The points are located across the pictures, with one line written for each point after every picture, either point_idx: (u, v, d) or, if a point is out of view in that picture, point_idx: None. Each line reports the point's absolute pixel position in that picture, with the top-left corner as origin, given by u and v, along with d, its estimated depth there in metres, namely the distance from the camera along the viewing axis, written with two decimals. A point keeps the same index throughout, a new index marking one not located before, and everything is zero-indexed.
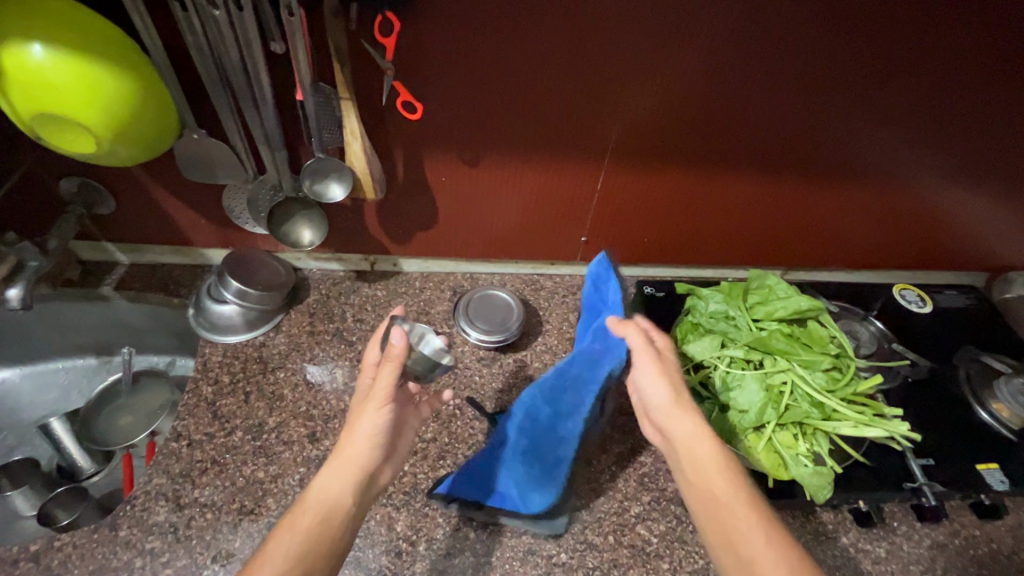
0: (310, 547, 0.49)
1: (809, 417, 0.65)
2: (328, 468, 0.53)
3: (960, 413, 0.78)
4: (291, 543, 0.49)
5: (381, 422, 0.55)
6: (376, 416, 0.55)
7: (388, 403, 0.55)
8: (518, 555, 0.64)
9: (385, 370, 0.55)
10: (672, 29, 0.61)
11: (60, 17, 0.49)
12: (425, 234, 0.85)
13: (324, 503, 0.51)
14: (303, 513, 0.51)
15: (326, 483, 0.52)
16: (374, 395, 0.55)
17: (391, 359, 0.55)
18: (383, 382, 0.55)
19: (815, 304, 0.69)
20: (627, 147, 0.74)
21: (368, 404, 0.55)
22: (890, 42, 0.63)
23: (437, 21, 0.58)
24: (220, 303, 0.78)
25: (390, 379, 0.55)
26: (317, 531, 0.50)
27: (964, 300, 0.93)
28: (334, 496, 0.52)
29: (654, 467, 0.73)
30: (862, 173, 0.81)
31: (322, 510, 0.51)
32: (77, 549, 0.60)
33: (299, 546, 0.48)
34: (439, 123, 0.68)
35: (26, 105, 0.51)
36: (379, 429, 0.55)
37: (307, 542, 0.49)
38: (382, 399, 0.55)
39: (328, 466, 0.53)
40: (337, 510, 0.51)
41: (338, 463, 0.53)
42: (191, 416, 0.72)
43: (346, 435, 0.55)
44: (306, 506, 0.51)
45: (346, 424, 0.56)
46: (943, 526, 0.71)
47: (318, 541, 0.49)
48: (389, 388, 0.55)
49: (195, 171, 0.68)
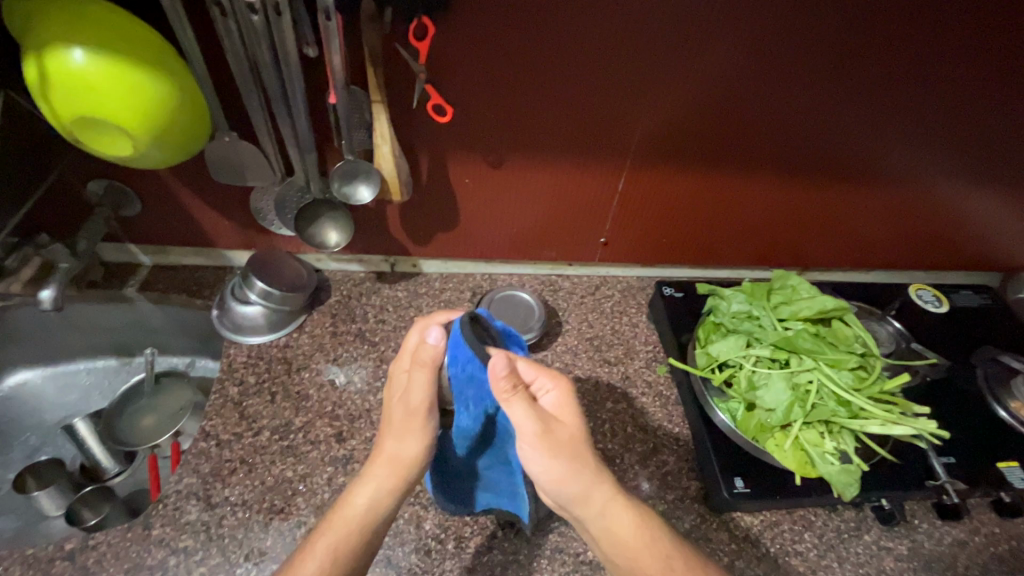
0: (353, 562, 0.50)
1: (836, 416, 0.66)
2: (375, 480, 0.54)
3: (980, 411, 0.78)
4: (331, 550, 0.50)
5: (429, 432, 0.55)
6: (419, 429, 0.54)
7: (433, 413, 0.55)
8: (546, 553, 0.65)
9: (419, 373, 0.54)
10: (698, 33, 0.62)
11: (103, 22, 0.50)
12: (446, 236, 0.85)
13: (373, 517, 0.52)
14: (346, 524, 0.52)
15: (376, 499, 0.53)
16: (415, 405, 0.54)
17: (428, 360, 0.54)
18: (417, 392, 0.54)
19: (840, 304, 0.70)
20: (649, 150, 0.75)
21: (412, 422, 0.54)
22: (915, 43, 0.64)
23: (470, 24, 0.58)
24: (246, 304, 0.79)
25: (427, 384, 0.54)
26: (361, 542, 0.51)
27: (979, 299, 0.94)
28: (379, 510, 0.53)
29: (677, 467, 0.72)
30: (882, 174, 0.82)
31: (367, 525, 0.52)
32: (112, 548, 0.61)
33: (350, 553, 0.50)
34: (466, 125, 0.69)
35: (67, 109, 0.52)
36: (424, 442, 0.55)
37: (352, 554, 0.50)
38: (425, 413, 0.54)
39: (374, 478, 0.54)
40: (382, 524, 0.53)
41: (387, 470, 0.54)
42: (218, 416, 0.72)
43: (392, 443, 0.55)
44: (347, 520, 0.52)
45: (387, 431, 0.56)
46: (964, 524, 0.72)
47: (358, 551, 0.51)
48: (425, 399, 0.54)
49: (224, 173, 0.69)
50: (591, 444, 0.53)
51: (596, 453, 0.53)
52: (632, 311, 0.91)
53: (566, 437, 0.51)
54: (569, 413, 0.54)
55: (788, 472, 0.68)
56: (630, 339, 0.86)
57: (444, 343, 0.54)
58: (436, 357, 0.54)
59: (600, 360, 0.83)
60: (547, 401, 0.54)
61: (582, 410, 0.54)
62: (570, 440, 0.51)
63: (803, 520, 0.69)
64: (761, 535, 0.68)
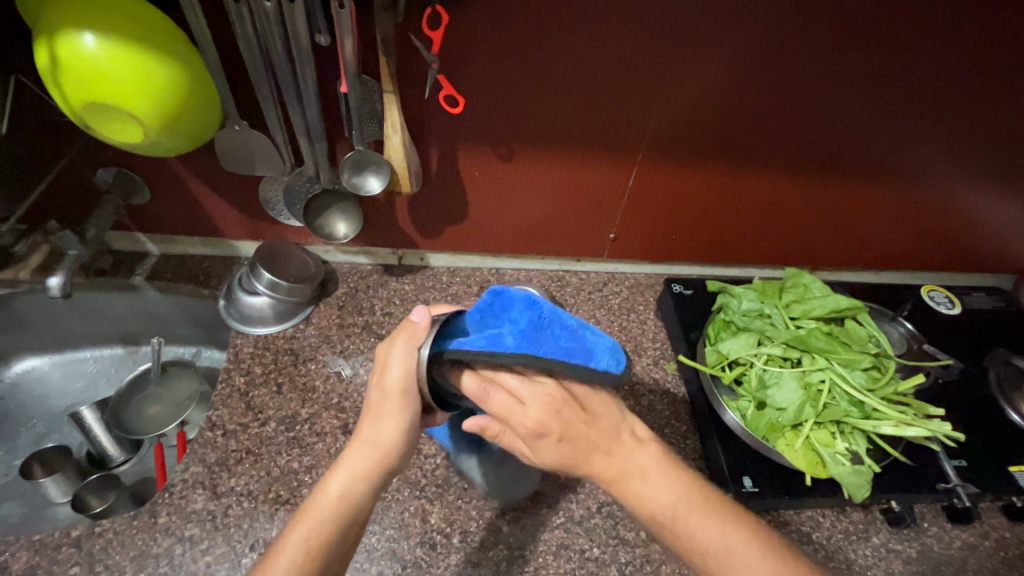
0: (324, 551, 0.48)
1: (848, 416, 0.65)
2: (350, 465, 0.51)
3: (991, 414, 0.78)
4: (304, 542, 0.48)
5: (409, 415, 0.52)
6: (397, 412, 0.51)
7: (413, 394, 0.51)
8: (551, 549, 0.65)
9: (397, 351, 0.52)
10: (714, 25, 0.61)
11: (115, 8, 0.49)
12: (454, 229, 0.85)
13: (346, 505, 0.50)
14: (318, 513, 0.49)
15: (348, 488, 0.50)
16: (391, 386, 0.51)
17: (405, 337, 0.52)
18: (395, 370, 0.51)
19: (855, 303, 0.70)
20: (661, 144, 0.74)
21: (389, 403, 0.51)
22: (935, 39, 0.63)
23: (483, 13, 0.58)
24: (252, 295, 0.78)
25: (405, 362, 0.51)
26: (335, 531, 0.49)
27: (992, 302, 0.93)
28: (356, 500, 0.50)
29: (684, 464, 0.72)
30: (896, 172, 0.81)
31: (341, 514, 0.50)
32: (118, 535, 0.61)
33: (322, 544, 0.48)
34: (477, 117, 0.68)
35: (77, 96, 0.52)
36: (402, 426, 0.51)
37: (323, 543, 0.48)
38: (401, 393, 0.51)
39: (349, 463, 0.51)
40: (359, 511, 0.51)
41: (362, 456, 0.51)
42: (225, 406, 0.72)
43: (371, 425, 0.52)
44: (321, 508, 0.50)
45: (368, 414, 0.53)
46: (974, 528, 0.71)
47: (331, 541, 0.49)
48: (403, 379, 0.51)
49: (235, 162, 0.69)
50: (575, 465, 0.51)
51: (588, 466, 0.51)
52: (640, 307, 0.90)
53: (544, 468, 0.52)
54: (541, 453, 0.51)
55: (797, 472, 0.68)
56: (638, 336, 0.85)
57: (426, 322, 0.52)
58: (415, 334, 0.52)
59: None
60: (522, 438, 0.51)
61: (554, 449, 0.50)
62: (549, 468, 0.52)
63: (811, 520, 0.69)
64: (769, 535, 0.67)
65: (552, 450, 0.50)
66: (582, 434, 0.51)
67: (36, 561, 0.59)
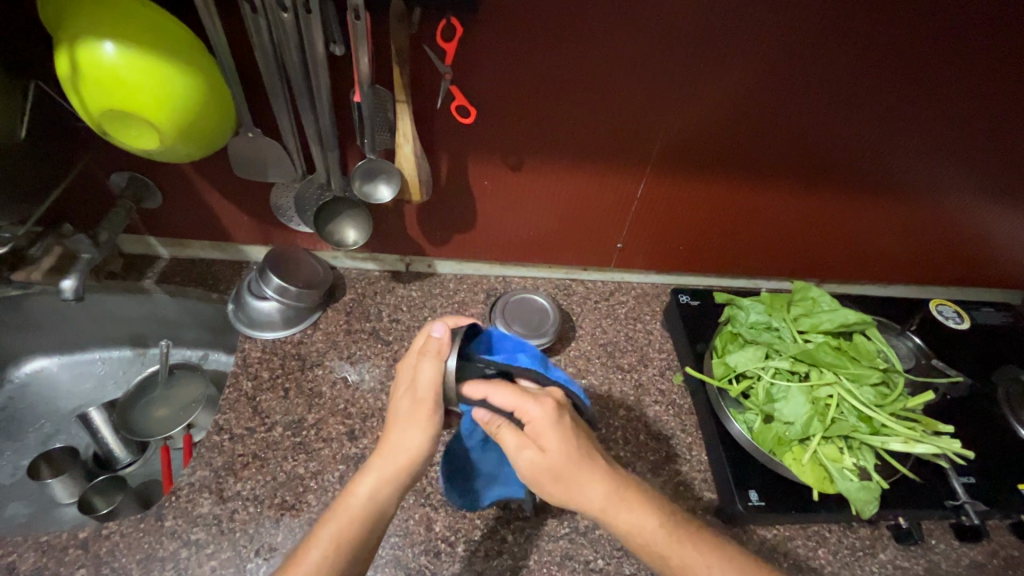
0: (352, 553, 0.48)
1: (857, 432, 0.65)
2: (377, 470, 0.51)
3: (998, 430, 0.77)
4: (333, 539, 0.48)
5: (436, 425, 0.52)
6: (425, 420, 0.52)
7: (439, 402, 0.52)
8: (555, 559, 0.64)
9: (425, 365, 0.52)
10: (725, 41, 0.61)
11: (137, 17, 0.50)
12: (462, 236, 0.85)
13: (377, 508, 0.50)
14: (346, 514, 0.49)
15: (376, 492, 0.50)
16: (422, 395, 0.52)
17: (432, 351, 0.53)
18: (424, 382, 0.52)
19: (863, 317, 0.69)
20: (672, 157, 0.75)
21: (419, 411, 0.52)
22: (944, 58, 0.63)
23: (497, 26, 0.58)
24: (260, 300, 0.79)
25: (433, 374, 0.52)
26: (362, 533, 0.49)
27: (1001, 316, 0.92)
28: (380, 504, 0.50)
29: (690, 476, 0.72)
30: (905, 187, 0.81)
31: (369, 517, 0.50)
32: (124, 538, 0.61)
33: (353, 544, 0.48)
34: (488, 127, 0.69)
35: (96, 103, 0.52)
36: (430, 434, 0.52)
37: (354, 544, 0.48)
38: (431, 404, 0.52)
39: (376, 469, 0.51)
40: (386, 515, 0.51)
41: (389, 461, 0.51)
42: (232, 410, 0.72)
43: (397, 432, 0.52)
44: (349, 509, 0.50)
45: (393, 423, 0.53)
46: (983, 546, 0.70)
47: (359, 542, 0.48)
48: (430, 393, 0.52)
49: (249, 170, 0.70)
50: (584, 457, 0.51)
51: (598, 454, 0.52)
52: (646, 317, 0.90)
53: (555, 463, 0.50)
54: (555, 440, 0.50)
55: (804, 487, 0.68)
56: (643, 346, 0.85)
57: (449, 336, 0.54)
58: (441, 348, 0.53)
59: (613, 366, 0.82)
60: (536, 419, 0.51)
61: (569, 433, 0.51)
62: (559, 464, 0.50)
63: (817, 535, 0.68)
64: (776, 549, 0.67)
65: (566, 434, 0.51)
66: (586, 432, 0.54)
67: (42, 563, 0.59)
